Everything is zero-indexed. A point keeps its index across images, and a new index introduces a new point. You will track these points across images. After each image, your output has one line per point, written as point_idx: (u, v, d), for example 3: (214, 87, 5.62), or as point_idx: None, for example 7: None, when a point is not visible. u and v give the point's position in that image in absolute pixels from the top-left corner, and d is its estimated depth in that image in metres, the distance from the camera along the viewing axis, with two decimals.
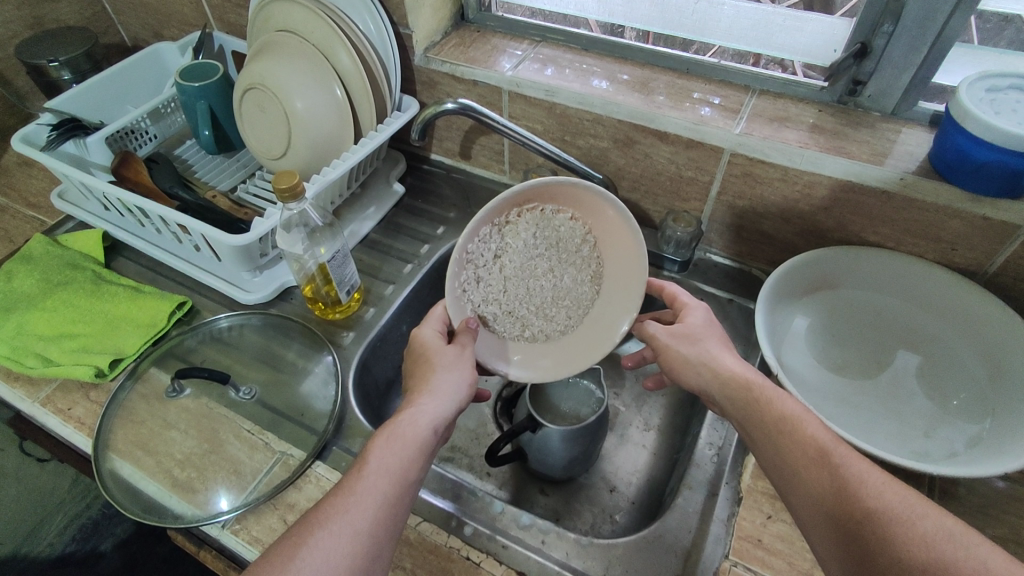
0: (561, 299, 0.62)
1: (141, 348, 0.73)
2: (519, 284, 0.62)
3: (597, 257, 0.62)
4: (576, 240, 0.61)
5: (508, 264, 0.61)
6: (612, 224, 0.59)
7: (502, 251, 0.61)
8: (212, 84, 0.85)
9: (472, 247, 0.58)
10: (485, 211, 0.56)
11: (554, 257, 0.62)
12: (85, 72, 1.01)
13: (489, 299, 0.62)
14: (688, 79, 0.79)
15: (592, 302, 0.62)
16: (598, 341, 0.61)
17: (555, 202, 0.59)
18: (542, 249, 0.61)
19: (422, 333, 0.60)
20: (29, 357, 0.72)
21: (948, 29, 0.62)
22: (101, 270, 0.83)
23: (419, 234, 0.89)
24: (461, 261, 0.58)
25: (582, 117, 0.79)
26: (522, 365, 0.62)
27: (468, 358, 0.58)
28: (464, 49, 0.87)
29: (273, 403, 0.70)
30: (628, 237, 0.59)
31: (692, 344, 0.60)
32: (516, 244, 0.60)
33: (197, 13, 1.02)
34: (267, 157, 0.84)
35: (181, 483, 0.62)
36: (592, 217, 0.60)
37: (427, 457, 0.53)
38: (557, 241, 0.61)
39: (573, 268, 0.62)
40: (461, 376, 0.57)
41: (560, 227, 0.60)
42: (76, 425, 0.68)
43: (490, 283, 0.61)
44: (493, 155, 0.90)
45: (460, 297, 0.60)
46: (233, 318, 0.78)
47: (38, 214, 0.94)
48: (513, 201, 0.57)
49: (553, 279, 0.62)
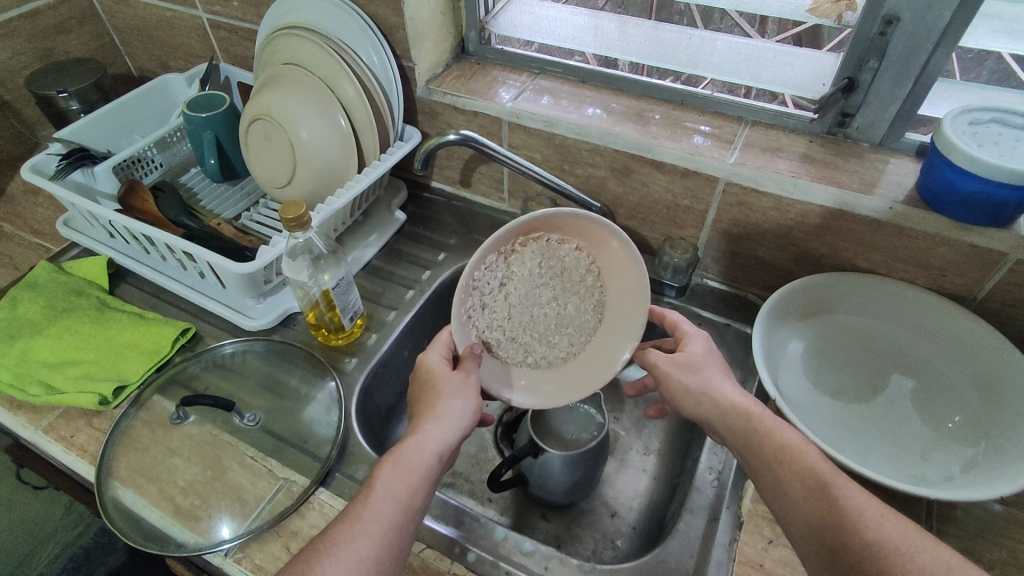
0: (564, 327, 0.64)
1: (145, 374, 0.74)
2: (524, 312, 0.63)
3: (600, 286, 0.63)
4: (580, 270, 0.62)
5: (513, 292, 0.63)
6: (615, 254, 0.61)
7: (508, 280, 0.62)
8: (218, 114, 0.88)
9: (478, 275, 0.60)
10: (491, 240, 0.57)
11: (558, 287, 0.63)
12: (93, 103, 1.03)
13: (494, 325, 0.63)
14: (682, 111, 0.82)
15: (594, 330, 0.64)
16: (599, 368, 0.62)
17: (560, 232, 0.61)
18: (546, 278, 0.63)
19: (427, 359, 0.61)
20: (32, 384, 0.72)
21: (931, 64, 0.65)
22: (105, 296, 0.83)
23: (420, 260, 0.91)
24: (467, 288, 0.60)
25: (580, 147, 0.81)
26: (524, 392, 0.63)
27: (472, 385, 0.59)
28: (464, 81, 0.90)
29: (277, 430, 0.70)
30: (631, 266, 0.60)
31: (693, 372, 0.61)
32: (521, 273, 0.62)
33: (204, 46, 1.05)
34: (271, 185, 0.86)
35: (183, 511, 0.62)
36: (595, 248, 0.62)
37: (433, 483, 0.53)
38: (562, 270, 0.62)
39: (576, 297, 0.63)
40: (466, 403, 0.58)
41: (565, 257, 0.62)
42: (79, 453, 0.68)
43: (495, 310, 0.63)
44: (492, 183, 0.92)
45: (466, 323, 0.62)
46: (237, 344, 0.78)
47: (43, 241, 0.95)
48: (519, 231, 0.59)
49: (556, 307, 0.63)
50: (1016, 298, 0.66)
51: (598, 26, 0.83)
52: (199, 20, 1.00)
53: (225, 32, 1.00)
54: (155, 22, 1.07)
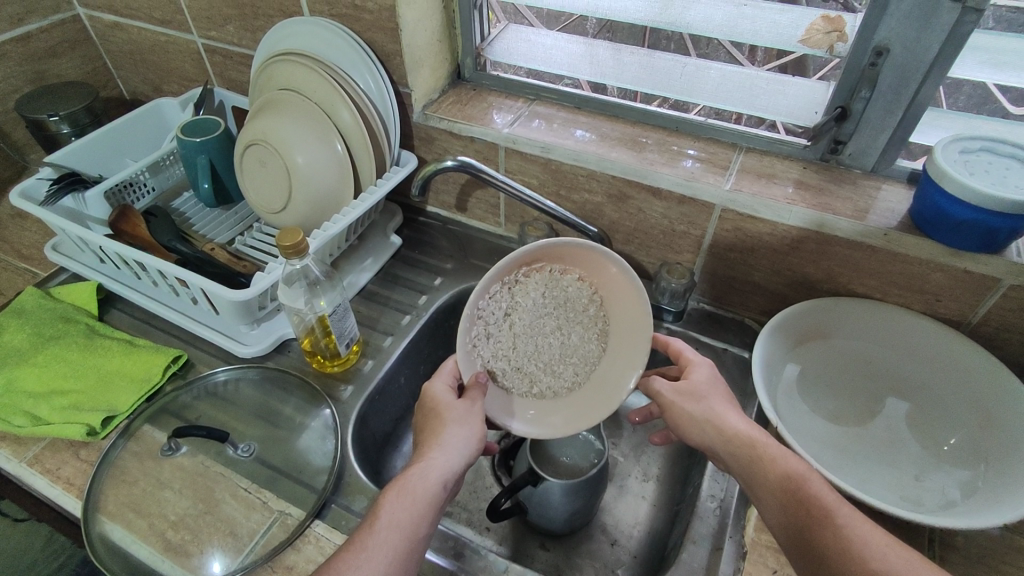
0: (568, 356, 0.63)
1: (135, 404, 0.72)
2: (529, 341, 0.63)
3: (603, 315, 0.63)
4: (583, 299, 0.63)
5: (518, 322, 0.63)
6: (617, 283, 0.61)
7: (513, 310, 0.62)
8: (213, 139, 0.87)
9: (483, 305, 0.60)
10: (495, 270, 0.58)
11: (561, 316, 0.63)
12: (85, 126, 1.02)
13: (498, 354, 0.63)
14: (677, 137, 0.83)
15: (598, 359, 0.63)
16: (605, 397, 0.61)
17: (562, 262, 0.62)
18: (548, 307, 0.63)
19: (432, 387, 0.60)
20: (17, 415, 0.70)
21: (921, 95, 0.67)
22: (94, 323, 0.82)
23: (416, 285, 0.90)
24: (473, 316, 0.60)
25: (576, 173, 0.81)
26: (530, 421, 0.62)
27: (478, 413, 0.58)
28: (461, 106, 0.90)
29: (271, 461, 0.69)
30: (633, 295, 0.60)
31: (697, 402, 0.60)
32: (525, 303, 0.62)
33: (198, 70, 1.05)
34: (267, 210, 0.85)
35: (174, 547, 0.60)
36: (597, 277, 0.62)
37: (437, 512, 0.53)
38: (565, 299, 0.63)
39: (580, 326, 0.63)
40: (471, 430, 0.57)
41: (568, 287, 0.62)
42: (65, 486, 0.66)
43: (500, 339, 0.62)
44: (488, 208, 0.93)
45: (471, 352, 0.62)
46: (230, 372, 0.77)
47: (31, 266, 0.93)
48: (523, 260, 0.59)
49: (560, 337, 0.63)
50: (1010, 322, 0.67)
51: (593, 53, 0.84)
52: (194, 45, 1.01)
53: (220, 56, 0.99)
54: (149, 46, 1.07)
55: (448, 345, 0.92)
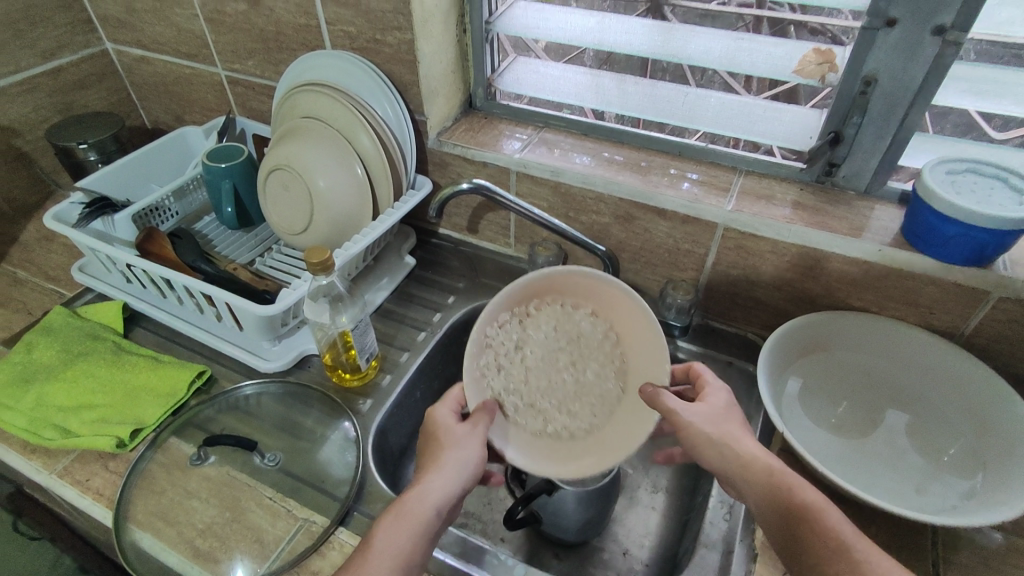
0: (584, 395, 0.67)
1: (161, 417, 0.75)
2: (541, 375, 0.68)
3: (619, 353, 0.67)
4: (597, 335, 0.67)
5: (530, 355, 0.68)
6: (629, 319, 0.66)
7: (524, 342, 0.67)
8: (238, 165, 0.92)
9: (492, 331, 0.65)
10: (499, 295, 0.64)
11: (574, 351, 0.68)
12: (111, 154, 1.06)
13: (511, 388, 0.66)
14: (680, 161, 0.87)
15: (614, 399, 0.66)
16: (620, 441, 0.63)
17: (575, 299, 0.68)
18: (563, 344, 0.68)
19: (437, 412, 0.63)
20: (48, 428, 0.73)
21: (908, 119, 0.71)
22: (121, 340, 0.85)
23: (430, 303, 0.93)
24: (482, 343, 0.65)
25: (585, 195, 0.86)
26: (542, 460, 0.63)
27: (478, 437, 0.60)
28: (473, 133, 0.95)
29: (294, 471, 0.71)
30: (645, 329, 0.64)
31: (716, 423, 0.62)
32: (539, 339, 0.68)
33: (221, 100, 1.10)
34: (287, 232, 0.89)
35: (202, 553, 0.62)
36: (611, 313, 0.67)
37: (431, 538, 0.55)
38: (579, 336, 0.68)
39: (594, 364, 0.67)
40: (471, 455, 0.59)
41: (581, 322, 0.67)
42: (94, 497, 0.68)
43: (511, 371, 0.66)
44: (499, 229, 0.96)
45: (482, 383, 0.65)
46: (257, 386, 0.80)
47: (57, 287, 0.97)
48: (532, 292, 0.66)
49: (573, 373, 0.68)
50: (1002, 333, 0.70)
51: (599, 84, 0.89)
52: (218, 77, 1.06)
53: (243, 87, 1.05)
54: (173, 78, 1.12)
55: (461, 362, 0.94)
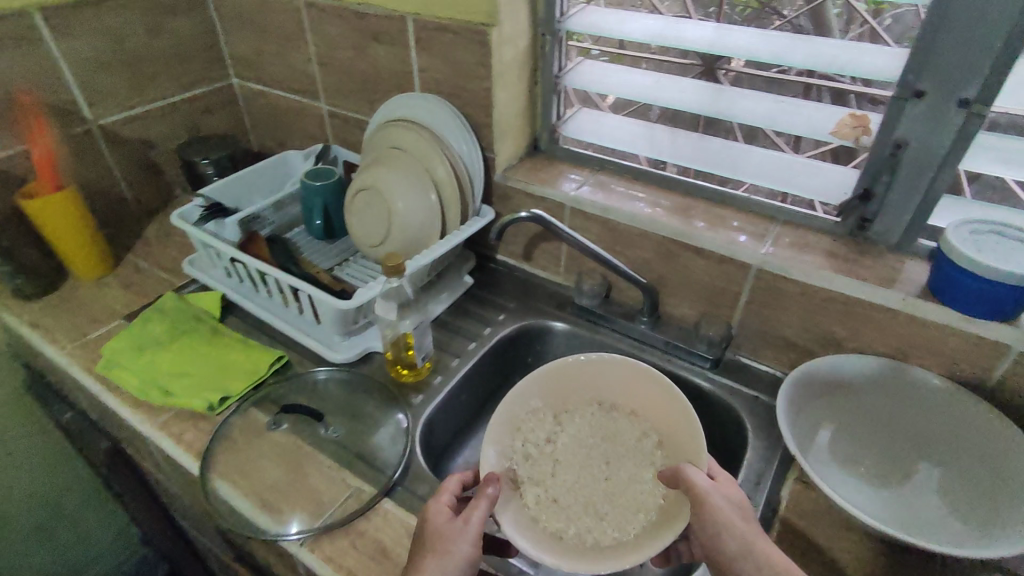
0: (616, 496, 0.70)
1: (244, 389, 0.87)
2: (573, 471, 0.74)
3: (658, 452, 0.72)
4: (636, 434, 0.75)
5: (564, 447, 0.75)
6: (662, 411, 0.73)
7: (560, 435, 0.76)
8: (330, 184, 1.06)
9: (524, 414, 0.75)
10: (530, 376, 0.76)
11: (607, 451, 0.75)
12: (225, 169, 1.24)
13: (536, 479, 0.71)
14: (722, 208, 0.95)
15: (646, 499, 0.68)
16: (643, 540, 0.61)
17: (613, 398, 0.78)
18: (596, 442, 0.76)
19: (432, 506, 0.62)
20: (153, 388, 0.86)
21: (938, 181, 0.77)
22: (217, 324, 0.99)
23: (483, 318, 1.03)
24: (514, 425, 0.74)
25: (631, 232, 0.94)
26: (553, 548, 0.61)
27: (470, 530, 0.59)
28: (535, 171, 1.06)
29: (350, 447, 0.80)
30: (676, 413, 0.71)
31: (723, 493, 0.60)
32: (574, 432, 0.77)
33: (320, 130, 1.27)
34: (365, 243, 1.02)
35: (268, 505, 0.72)
36: (642, 410, 0.76)
37: None
38: (613, 433, 0.76)
39: (628, 462, 0.73)
40: (462, 552, 0.58)
41: (618, 421, 0.76)
42: (185, 449, 0.79)
43: (541, 461, 0.73)
44: (551, 258, 1.06)
45: (508, 465, 0.71)
46: (328, 373, 0.91)
47: (169, 276, 1.13)
48: (566, 383, 0.78)
49: (604, 472, 0.73)
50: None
51: (652, 135, 0.99)
52: (321, 110, 1.23)
53: (341, 120, 1.21)
54: (283, 109, 1.30)
55: (504, 374, 1.03)
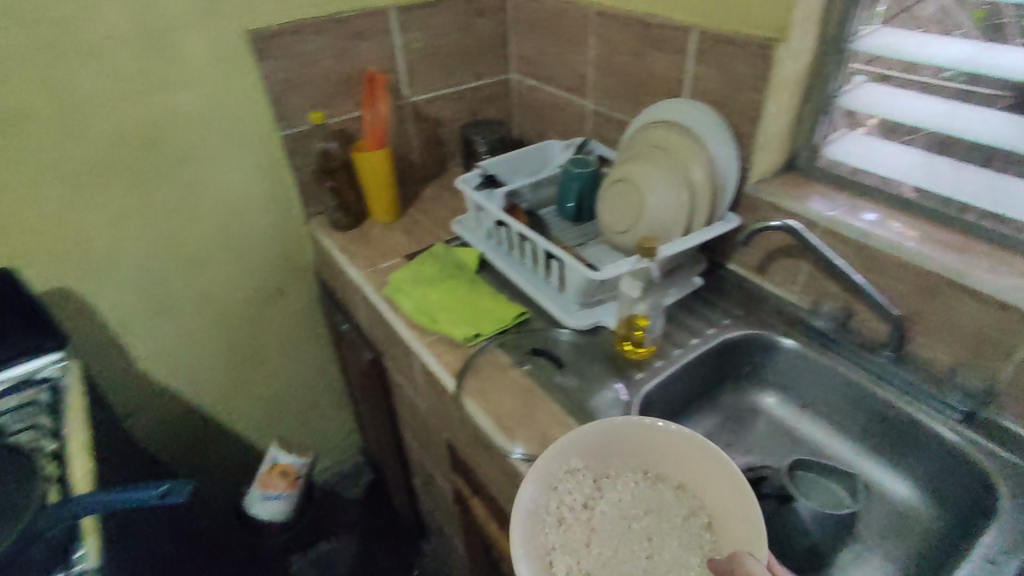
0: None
1: (492, 331, 1.02)
2: (606, 541, 0.71)
3: (707, 532, 0.70)
4: (681, 508, 0.72)
5: (602, 513, 0.73)
6: (716, 490, 0.71)
7: (598, 498, 0.74)
8: (588, 172, 1.18)
9: (563, 476, 0.72)
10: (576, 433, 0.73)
11: (649, 521, 0.73)
12: (495, 149, 1.44)
13: (567, 547, 0.68)
14: (1012, 253, 0.84)
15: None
16: None
17: (659, 467, 0.76)
18: (637, 515, 0.73)
19: None
20: (425, 315, 1.06)
21: None
22: (475, 275, 1.16)
23: (707, 319, 1.06)
24: (551, 485, 0.71)
25: (889, 261, 0.89)
26: None
27: None
28: (789, 186, 1.05)
29: (573, 400, 0.90)
30: (733, 496, 0.68)
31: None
32: (612, 499, 0.74)
33: (579, 124, 1.39)
34: (610, 228, 1.12)
35: (502, 429, 0.85)
36: (696, 486, 0.73)
37: None
38: (652, 506, 0.74)
39: (673, 537, 0.71)
40: None
41: (665, 492, 0.74)
42: (443, 366, 0.97)
43: (573, 526, 0.71)
44: (788, 275, 1.04)
45: (539, 531, 0.68)
46: (565, 334, 1.02)
47: (438, 231, 1.35)
48: (610, 447, 0.75)
49: (645, 545, 0.71)
50: None
51: (933, 166, 0.92)
52: (585, 106, 1.35)
53: (601, 117, 1.32)
54: (549, 103, 1.45)
55: (725, 373, 1.05)
